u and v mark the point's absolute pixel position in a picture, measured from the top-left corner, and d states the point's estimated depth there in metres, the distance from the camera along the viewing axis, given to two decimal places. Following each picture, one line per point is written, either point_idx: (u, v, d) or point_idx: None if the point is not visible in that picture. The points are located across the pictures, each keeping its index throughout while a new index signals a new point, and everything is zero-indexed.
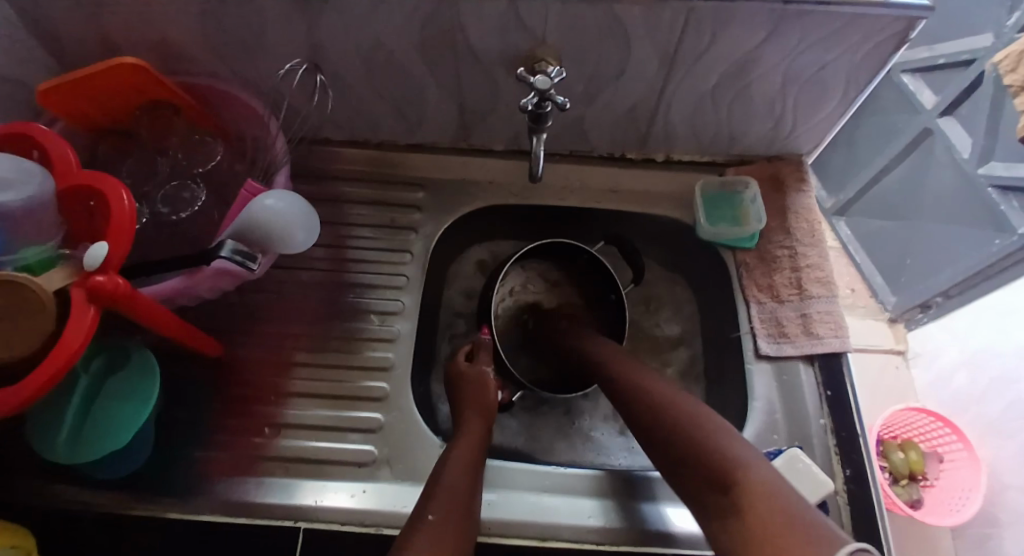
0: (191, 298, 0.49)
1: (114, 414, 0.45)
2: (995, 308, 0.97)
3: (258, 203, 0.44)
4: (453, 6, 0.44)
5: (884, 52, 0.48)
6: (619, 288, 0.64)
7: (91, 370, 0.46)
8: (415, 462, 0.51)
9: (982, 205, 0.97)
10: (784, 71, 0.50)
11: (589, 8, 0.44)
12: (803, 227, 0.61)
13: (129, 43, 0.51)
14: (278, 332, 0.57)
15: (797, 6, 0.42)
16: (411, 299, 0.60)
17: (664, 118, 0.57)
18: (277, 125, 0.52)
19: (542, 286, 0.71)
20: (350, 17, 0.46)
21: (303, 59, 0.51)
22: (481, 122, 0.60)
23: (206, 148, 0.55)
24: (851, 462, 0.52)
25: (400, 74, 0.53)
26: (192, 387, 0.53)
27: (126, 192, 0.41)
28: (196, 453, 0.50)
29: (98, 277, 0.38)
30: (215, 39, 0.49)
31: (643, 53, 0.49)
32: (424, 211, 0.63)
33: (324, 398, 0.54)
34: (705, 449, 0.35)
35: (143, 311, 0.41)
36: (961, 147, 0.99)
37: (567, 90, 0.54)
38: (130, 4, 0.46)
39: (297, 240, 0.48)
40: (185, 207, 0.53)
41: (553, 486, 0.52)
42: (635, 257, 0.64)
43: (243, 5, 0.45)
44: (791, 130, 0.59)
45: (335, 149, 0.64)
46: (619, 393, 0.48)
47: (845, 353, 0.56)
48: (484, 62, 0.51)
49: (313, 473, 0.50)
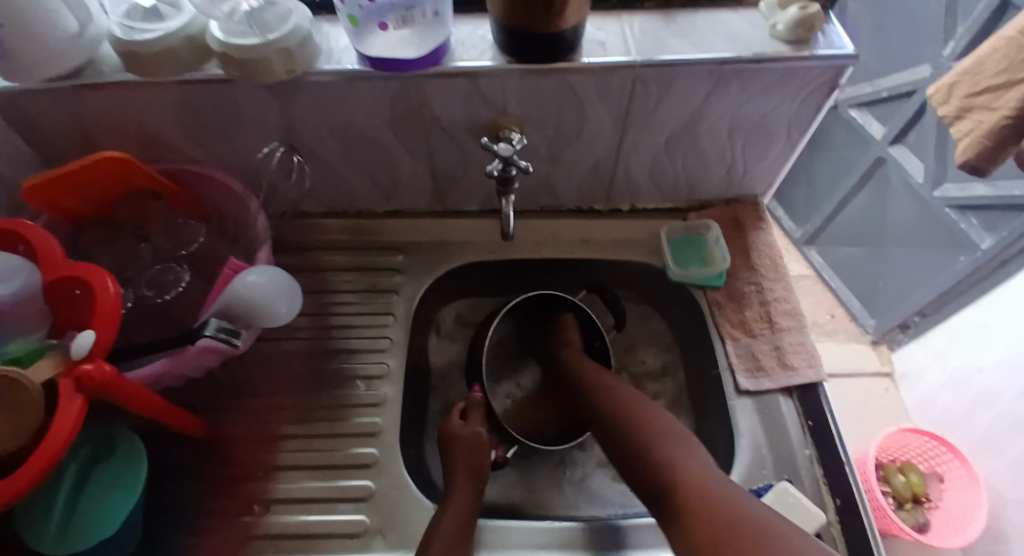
0: (175, 380, 0.49)
1: (104, 500, 0.44)
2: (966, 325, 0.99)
3: (239, 279, 0.46)
4: (419, 86, 0.48)
5: (819, 98, 0.52)
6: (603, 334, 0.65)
7: (77, 458, 0.46)
8: (408, 529, 0.50)
9: (942, 227, 1.02)
10: (732, 121, 0.54)
11: (544, 79, 0.48)
12: (766, 263, 0.63)
13: (114, 134, 0.53)
14: (263, 404, 0.56)
15: (733, 65, 0.47)
16: (395, 361, 0.60)
17: (625, 171, 0.61)
18: (257, 205, 0.54)
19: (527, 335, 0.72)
20: (321, 99, 0.49)
21: (280, 142, 0.55)
22: (453, 186, 0.63)
23: (188, 230, 0.57)
24: (840, 492, 0.52)
25: (373, 147, 0.56)
26: (175, 468, 0.53)
27: (112, 280, 0.42)
28: (180, 540, 0.49)
29: (86, 365, 0.38)
30: (196, 125, 0.52)
31: (598, 114, 0.52)
32: (404, 273, 0.65)
33: (312, 469, 0.53)
34: (624, 403, 0.53)
35: (130, 395, 0.42)
36: (913, 172, 1.05)
37: (532, 152, 0.57)
38: (114, 100, 0.49)
39: (281, 312, 0.49)
40: (169, 288, 0.55)
41: (553, 541, 0.51)
42: (616, 304, 0.66)
43: (221, 94, 0.48)
44: (744, 173, 0.62)
45: (315, 220, 0.66)
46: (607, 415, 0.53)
47: (820, 382, 0.57)
48: (451, 131, 0.54)
49: (304, 550, 0.49)
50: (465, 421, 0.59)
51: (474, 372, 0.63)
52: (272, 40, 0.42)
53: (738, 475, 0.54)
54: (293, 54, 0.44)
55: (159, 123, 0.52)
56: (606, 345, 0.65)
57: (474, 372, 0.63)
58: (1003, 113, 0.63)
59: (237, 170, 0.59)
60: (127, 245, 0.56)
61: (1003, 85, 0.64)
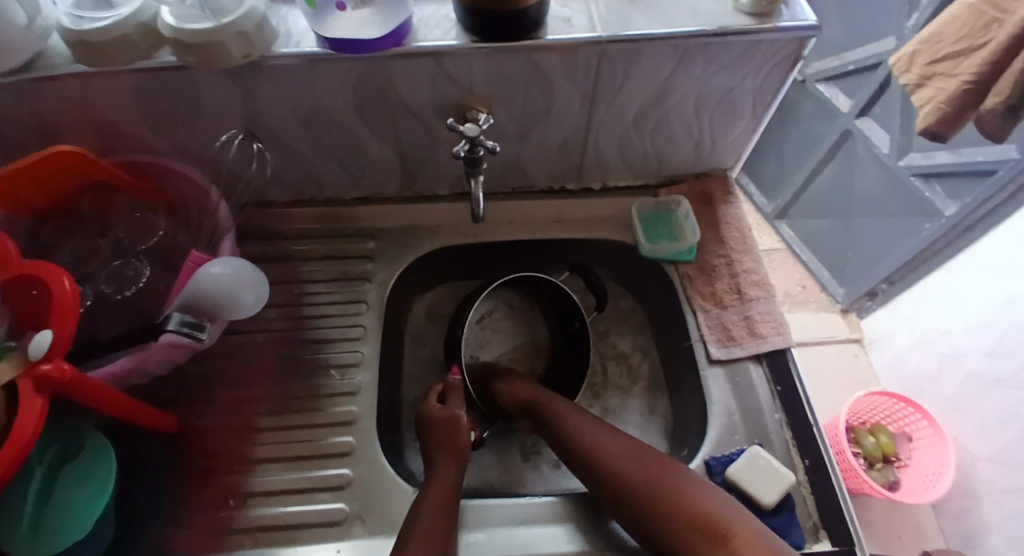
0: (142, 376, 0.48)
1: (74, 500, 0.44)
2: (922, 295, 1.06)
3: (202, 271, 0.45)
4: (381, 67, 0.47)
5: (782, 71, 0.52)
6: (582, 315, 0.64)
7: (43, 460, 0.45)
8: (388, 513, 0.51)
9: (908, 195, 1.04)
10: (698, 96, 0.54)
11: (508, 57, 0.47)
12: (735, 235, 0.65)
13: (65, 127, 0.51)
14: (237, 398, 0.56)
15: (697, 39, 0.47)
16: (370, 348, 0.60)
17: (595, 148, 0.61)
18: (218, 194, 0.53)
19: (508, 313, 0.71)
20: (280, 84, 0.48)
21: (239, 128, 0.53)
22: (422, 169, 0.62)
23: (147, 224, 0.55)
24: (809, 452, 0.54)
25: (337, 131, 0.55)
26: (149, 465, 0.52)
27: (68, 276, 0.41)
28: (157, 536, 0.49)
29: (45, 365, 0.38)
30: (149, 114, 0.51)
31: (564, 92, 0.52)
32: (377, 260, 0.65)
33: (288, 460, 0.53)
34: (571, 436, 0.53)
35: (93, 394, 0.41)
36: (879, 143, 1.07)
37: (501, 131, 0.57)
38: (60, 91, 0.47)
39: (248, 303, 0.48)
40: (130, 285, 0.53)
41: (531, 517, 0.52)
42: (596, 286, 0.66)
43: (173, 80, 0.46)
44: (712, 148, 0.63)
45: (282, 209, 0.65)
46: (571, 439, 0.52)
47: (789, 349, 0.59)
48: (417, 113, 0.53)
49: (282, 540, 0.49)
50: (445, 403, 0.58)
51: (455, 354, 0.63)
52: (226, 24, 0.41)
53: (711, 441, 0.55)
54: (249, 38, 0.42)
55: (112, 113, 0.50)
56: (586, 326, 0.65)
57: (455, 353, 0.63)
58: (962, 79, 0.65)
59: (198, 160, 0.57)
60: (88, 240, 0.55)
61: (963, 52, 0.65)
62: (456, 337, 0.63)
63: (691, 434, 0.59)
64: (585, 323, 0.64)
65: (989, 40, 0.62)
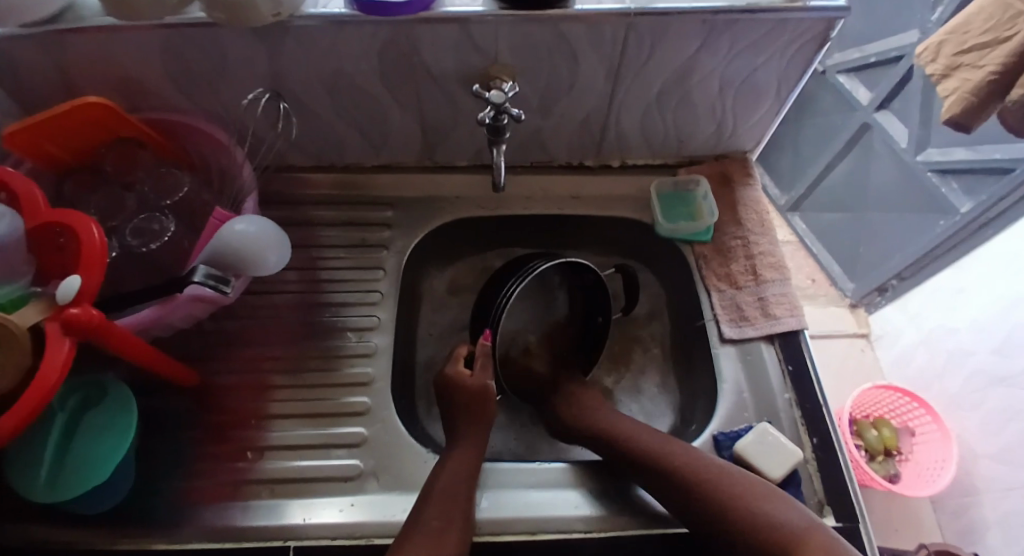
0: (165, 329, 0.50)
1: (95, 447, 0.45)
2: (932, 292, 1.06)
3: (227, 227, 0.46)
4: (408, 31, 0.47)
5: (809, 52, 0.52)
6: (608, 313, 0.63)
7: (66, 407, 0.46)
8: (400, 472, 0.52)
9: (924, 192, 1.03)
10: (722, 75, 0.54)
11: (536, 26, 0.47)
12: (753, 218, 0.65)
13: (96, 83, 0.52)
14: (255, 355, 0.57)
15: (725, 15, 0.46)
16: (387, 314, 0.61)
17: (616, 125, 0.61)
18: (242, 153, 0.53)
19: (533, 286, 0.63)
20: (308, 44, 0.48)
21: (266, 88, 0.53)
22: (443, 139, 0.62)
23: (172, 179, 0.56)
24: (817, 431, 0.54)
25: (362, 96, 0.55)
26: (170, 416, 0.54)
27: (95, 225, 0.42)
28: (176, 484, 0.50)
29: (73, 309, 0.38)
30: (178, 72, 0.51)
31: (590, 64, 0.52)
32: (394, 228, 0.65)
33: (305, 417, 0.54)
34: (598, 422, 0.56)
35: (119, 340, 0.42)
36: (898, 138, 1.06)
37: (523, 103, 0.57)
38: (92, 45, 0.47)
39: (272, 260, 0.49)
40: (154, 238, 0.54)
41: (540, 481, 0.52)
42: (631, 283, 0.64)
43: (203, 38, 0.47)
44: (734, 129, 0.63)
45: (301, 174, 0.66)
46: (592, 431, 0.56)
47: (802, 330, 0.59)
48: (442, 81, 0.53)
49: (299, 492, 0.50)
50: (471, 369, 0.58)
51: (490, 319, 0.58)
52: None
53: (721, 416, 0.56)
54: None
55: (140, 70, 0.51)
56: (608, 323, 0.64)
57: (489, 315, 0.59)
58: (988, 70, 0.64)
59: (223, 121, 0.58)
60: (113, 195, 0.55)
61: (990, 43, 0.65)
62: (495, 305, 0.58)
63: (700, 411, 0.60)
64: (609, 321, 0.63)
65: (1016, 31, 0.62)
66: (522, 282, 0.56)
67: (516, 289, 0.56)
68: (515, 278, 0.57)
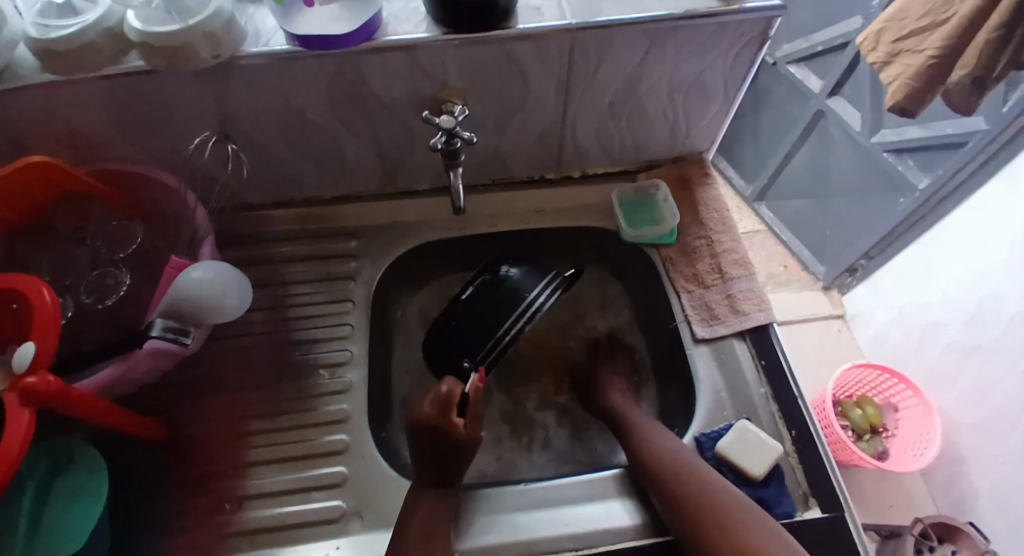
0: (130, 386, 0.48)
1: (67, 513, 0.43)
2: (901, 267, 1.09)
3: (185, 277, 0.45)
4: (355, 63, 0.47)
5: (752, 51, 0.53)
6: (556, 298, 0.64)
7: (35, 473, 0.44)
8: (385, 507, 0.51)
9: (882, 172, 1.05)
10: (670, 78, 0.55)
11: (482, 48, 0.47)
12: (714, 217, 0.66)
13: (37, 139, 0.51)
14: (226, 403, 0.56)
15: (667, 23, 0.47)
16: (359, 346, 0.60)
17: (572, 137, 0.61)
18: (195, 198, 0.52)
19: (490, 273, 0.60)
20: (252, 82, 0.47)
21: (212, 131, 0.53)
22: (401, 165, 0.62)
23: (124, 232, 0.55)
24: (795, 424, 0.55)
25: (314, 130, 0.55)
26: (144, 475, 0.52)
27: (47, 287, 0.40)
28: (157, 543, 0.49)
29: (28, 378, 0.36)
30: (122, 121, 0.50)
31: (539, 81, 0.52)
32: (360, 258, 0.64)
33: (285, 462, 0.53)
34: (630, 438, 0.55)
35: (80, 403, 0.40)
36: (852, 123, 1.08)
37: (478, 123, 0.57)
38: (29, 103, 0.46)
39: (232, 305, 0.48)
40: (110, 293, 0.53)
41: (528, 503, 0.52)
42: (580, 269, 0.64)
43: (143, 85, 0.46)
44: (687, 131, 0.64)
45: (261, 211, 0.65)
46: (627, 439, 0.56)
47: (771, 324, 0.60)
48: (394, 109, 0.53)
49: (282, 540, 0.49)
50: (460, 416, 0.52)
51: (483, 353, 0.55)
52: (194, 25, 0.40)
53: (700, 417, 0.56)
54: (217, 39, 0.42)
55: (81, 122, 0.50)
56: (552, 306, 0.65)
57: (477, 347, 0.56)
58: (927, 54, 0.66)
59: (174, 166, 0.57)
60: (65, 252, 0.54)
61: (928, 27, 0.67)
62: (495, 340, 0.55)
63: (680, 412, 0.60)
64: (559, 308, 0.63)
65: (951, 14, 0.64)
66: (526, 324, 0.56)
67: (520, 331, 0.55)
68: (518, 315, 0.55)
